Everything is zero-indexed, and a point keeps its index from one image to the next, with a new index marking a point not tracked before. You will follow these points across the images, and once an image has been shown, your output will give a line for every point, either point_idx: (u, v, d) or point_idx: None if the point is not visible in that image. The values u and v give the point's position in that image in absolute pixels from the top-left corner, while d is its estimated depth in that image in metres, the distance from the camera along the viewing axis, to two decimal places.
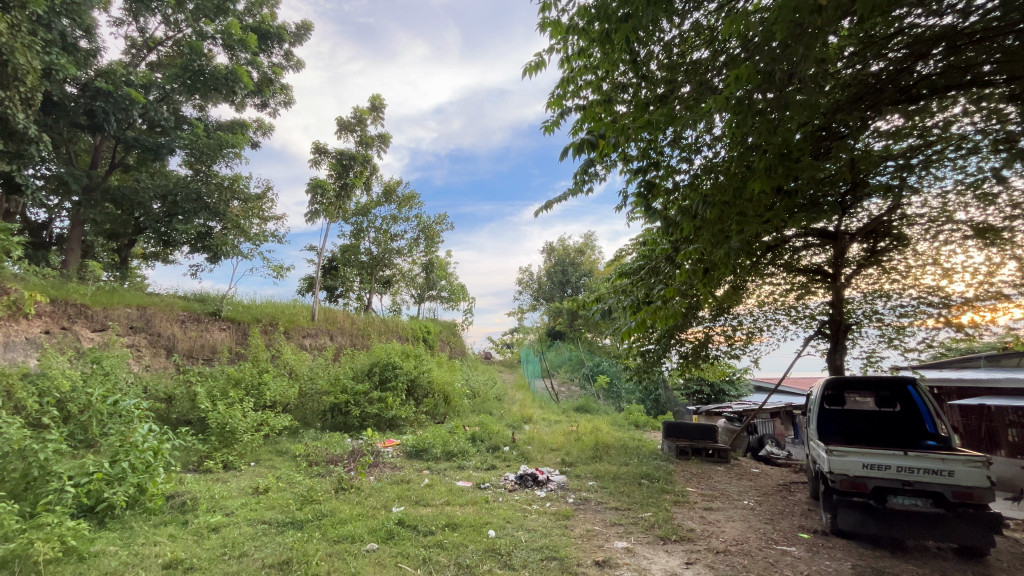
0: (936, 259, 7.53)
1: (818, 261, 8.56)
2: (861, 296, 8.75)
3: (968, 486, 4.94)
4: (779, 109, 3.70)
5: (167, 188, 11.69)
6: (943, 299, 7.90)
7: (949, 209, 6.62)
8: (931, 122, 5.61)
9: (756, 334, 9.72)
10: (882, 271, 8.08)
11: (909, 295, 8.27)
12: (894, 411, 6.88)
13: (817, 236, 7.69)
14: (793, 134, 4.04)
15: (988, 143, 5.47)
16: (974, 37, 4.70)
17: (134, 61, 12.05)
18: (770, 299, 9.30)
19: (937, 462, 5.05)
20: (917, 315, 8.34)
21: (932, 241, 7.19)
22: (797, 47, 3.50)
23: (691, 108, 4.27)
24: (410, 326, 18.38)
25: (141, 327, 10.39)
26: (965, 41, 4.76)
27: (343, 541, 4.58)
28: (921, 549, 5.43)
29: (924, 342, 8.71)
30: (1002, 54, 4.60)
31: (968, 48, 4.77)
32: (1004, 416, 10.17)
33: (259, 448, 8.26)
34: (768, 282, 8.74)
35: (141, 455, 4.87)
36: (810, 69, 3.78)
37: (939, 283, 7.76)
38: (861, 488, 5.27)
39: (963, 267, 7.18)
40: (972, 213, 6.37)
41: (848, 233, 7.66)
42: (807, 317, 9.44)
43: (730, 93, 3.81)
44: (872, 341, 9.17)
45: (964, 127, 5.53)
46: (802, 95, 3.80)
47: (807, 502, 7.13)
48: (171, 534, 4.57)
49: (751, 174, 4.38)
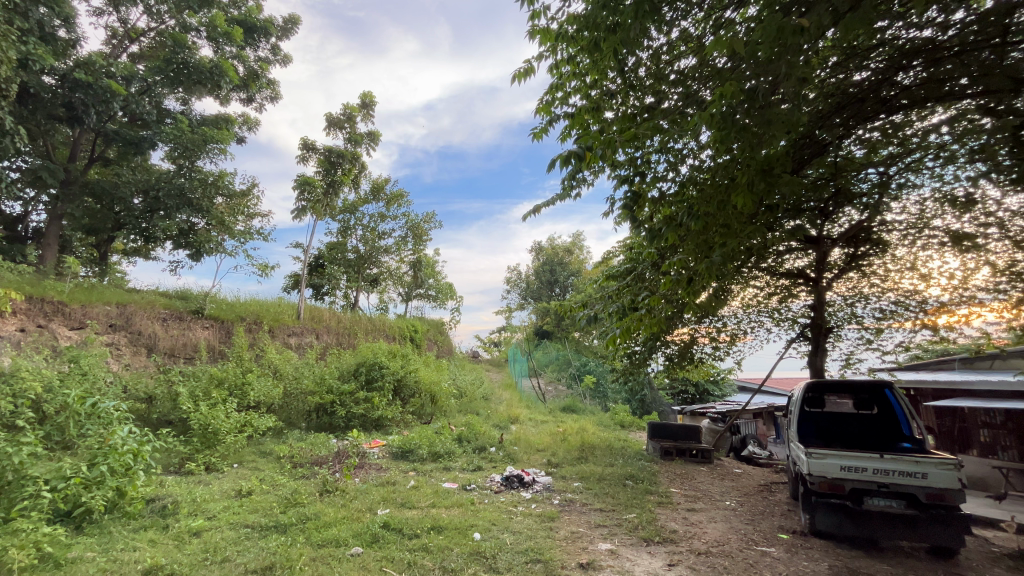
0: (914, 264, 7.70)
1: (801, 265, 8.67)
2: (842, 299, 8.95)
3: (940, 489, 5.09)
4: (762, 123, 3.79)
5: (149, 183, 11.49)
6: (920, 303, 8.09)
7: (926, 216, 6.81)
8: (910, 132, 5.76)
9: (740, 336, 9.85)
10: (862, 275, 8.29)
11: (888, 298, 8.47)
12: (871, 414, 7.03)
13: (799, 240, 7.82)
14: (776, 148, 4.12)
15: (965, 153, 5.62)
16: (952, 51, 4.84)
17: (115, 52, 11.78)
18: (754, 302, 9.35)
19: (912, 465, 5.19)
20: (895, 318, 8.53)
21: (910, 247, 7.36)
22: (780, 64, 3.59)
23: (676, 120, 4.34)
24: (397, 325, 18.28)
25: (121, 326, 10.20)
26: (944, 54, 4.91)
27: (328, 545, 4.56)
28: (895, 549, 5.57)
29: (900, 345, 8.92)
30: (978, 69, 4.75)
31: (947, 61, 4.92)
32: (977, 417, 10.47)
33: (242, 449, 8.17)
34: (752, 285, 8.83)
35: (120, 458, 4.80)
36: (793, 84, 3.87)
37: (917, 287, 7.95)
38: (839, 489, 5.41)
39: (940, 272, 7.35)
40: (948, 220, 6.56)
41: (830, 238, 7.82)
42: (789, 319, 9.59)
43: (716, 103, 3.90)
44: (851, 343, 9.35)
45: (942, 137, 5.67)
46: (785, 109, 3.89)
47: (787, 503, 7.27)
48: (151, 539, 4.50)
49: (735, 186, 4.47)
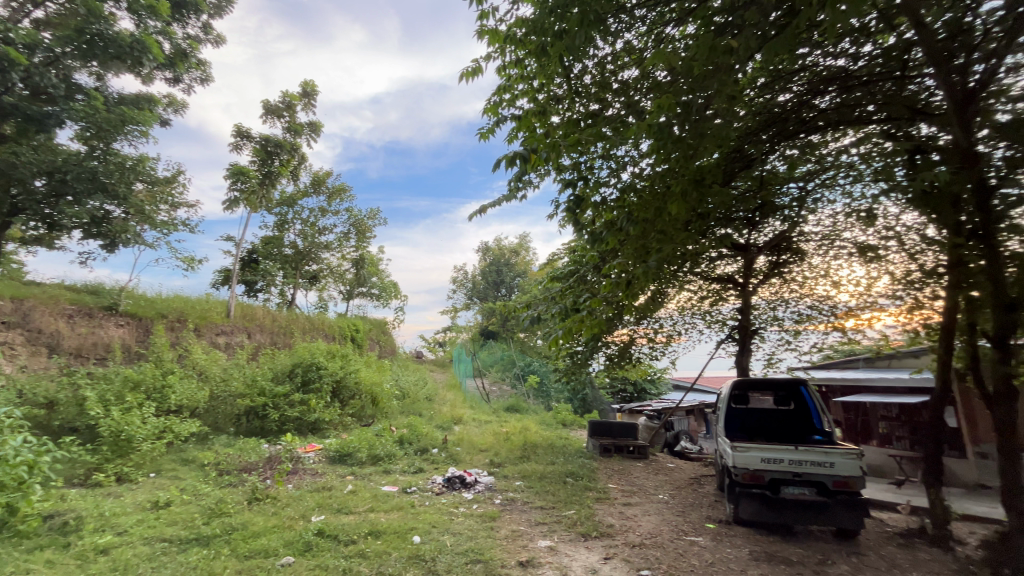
0: (827, 272, 8.45)
1: (731, 270, 9.30)
2: (765, 303, 9.65)
3: (845, 476, 5.60)
4: (697, 136, 4.03)
5: (54, 165, 10.35)
6: (832, 308, 8.87)
7: (838, 229, 7.50)
8: (826, 151, 6.31)
9: (675, 336, 10.35)
10: (783, 281, 9.01)
11: (805, 303, 9.23)
12: (789, 410, 7.61)
13: (729, 247, 8.38)
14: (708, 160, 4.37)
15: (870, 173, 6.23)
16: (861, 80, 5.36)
17: (14, 16, 10.50)
18: (689, 304, 9.93)
19: (822, 455, 5.67)
20: (811, 321, 9.30)
21: (824, 256, 8.08)
22: (712, 82, 3.82)
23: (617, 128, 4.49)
24: (337, 323, 17.60)
25: (15, 323, 9.10)
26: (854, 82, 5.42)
27: (256, 556, 4.31)
28: (807, 533, 6.07)
29: (815, 346, 9.72)
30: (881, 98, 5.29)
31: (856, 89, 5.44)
32: (877, 411, 11.67)
33: (161, 457, 7.54)
34: (686, 289, 9.38)
35: (11, 471, 4.29)
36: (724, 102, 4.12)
37: (829, 293, 8.72)
38: (759, 480, 5.82)
39: (848, 279, 8.11)
40: (855, 233, 7.25)
41: (756, 246, 8.45)
42: (719, 321, 10.18)
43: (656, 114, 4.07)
44: (773, 344, 10.09)
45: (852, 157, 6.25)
46: (716, 125, 4.14)
47: (714, 494, 7.73)
48: (48, 560, 4.06)
49: (671, 194, 4.69)
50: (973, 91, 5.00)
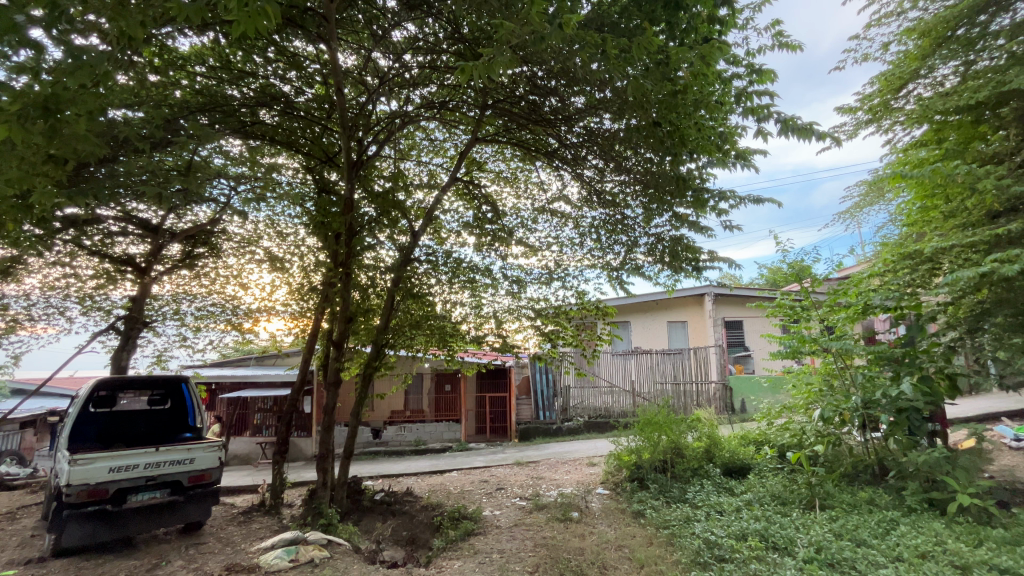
0: (238, 274, 8.65)
1: (134, 252, 7.96)
2: (168, 296, 8.90)
3: (201, 470, 5.86)
4: (78, 56, 3.21)
5: None
6: (234, 308, 9.09)
7: (254, 237, 7.81)
8: (263, 160, 6.11)
9: (24, 324, 8.02)
10: (192, 275, 8.64)
11: (210, 300, 9.07)
12: (163, 409, 7.19)
13: (136, 224, 7.26)
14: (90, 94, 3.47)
15: (303, 200, 6.65)
16: (285, 105, 6.44)
17: None
18: (60, 285, 7.89)
19: (183, 452, 5.72)
20: (212, 318, 9.22)
21: (236, 257, 8.31)
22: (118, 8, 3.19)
23: None
24: None
25: None
26: (280, 103, 6.42)
27: None
28: (149, 539, 5.82)
29: (211, 345, 9.81)
30: (297, 121, 6.61)
31: (280, 109, 6.43)
32: (255, 404, 12.92)
33: None
34: (56, 265, 7.28)
35: None
36: (134, 36, 3.47)
37: (235, 294, 8.93)
38: (101, 495, 5.14)
39: (255, 284, 8.65)
40: (267, 243, 7.71)
41: (170, 232, 7.71)
42: (103, 309, 8.47)
43: (21, 9, 3.07)
44: (165, 341, 9.38)
45: (284, 177, 6.62)
46: (109, 56, 3.39)
47: (32, 529, 6.19)
48: None
49: (17, 122, 3.35)
50: (360, 162, 6.71)
